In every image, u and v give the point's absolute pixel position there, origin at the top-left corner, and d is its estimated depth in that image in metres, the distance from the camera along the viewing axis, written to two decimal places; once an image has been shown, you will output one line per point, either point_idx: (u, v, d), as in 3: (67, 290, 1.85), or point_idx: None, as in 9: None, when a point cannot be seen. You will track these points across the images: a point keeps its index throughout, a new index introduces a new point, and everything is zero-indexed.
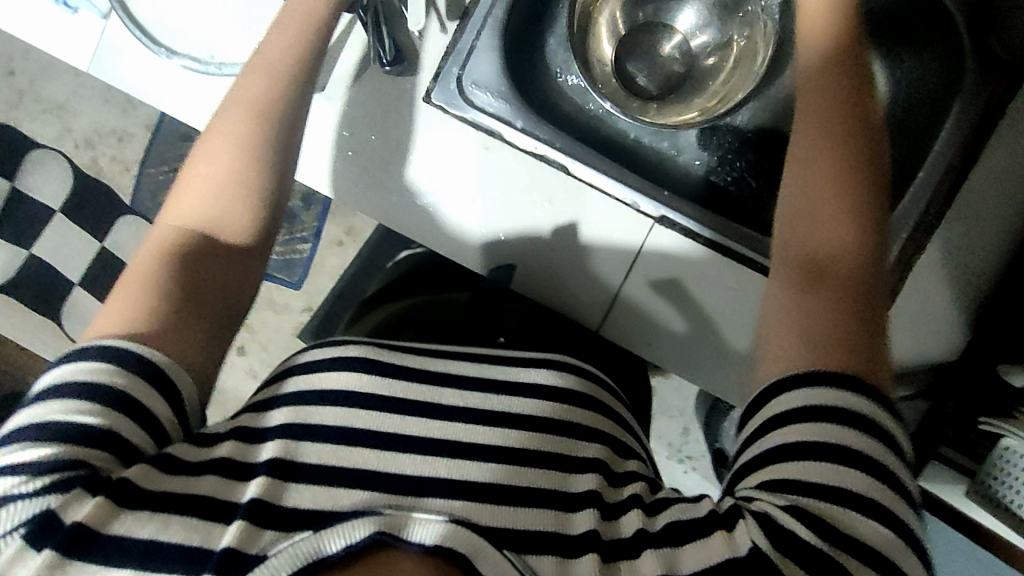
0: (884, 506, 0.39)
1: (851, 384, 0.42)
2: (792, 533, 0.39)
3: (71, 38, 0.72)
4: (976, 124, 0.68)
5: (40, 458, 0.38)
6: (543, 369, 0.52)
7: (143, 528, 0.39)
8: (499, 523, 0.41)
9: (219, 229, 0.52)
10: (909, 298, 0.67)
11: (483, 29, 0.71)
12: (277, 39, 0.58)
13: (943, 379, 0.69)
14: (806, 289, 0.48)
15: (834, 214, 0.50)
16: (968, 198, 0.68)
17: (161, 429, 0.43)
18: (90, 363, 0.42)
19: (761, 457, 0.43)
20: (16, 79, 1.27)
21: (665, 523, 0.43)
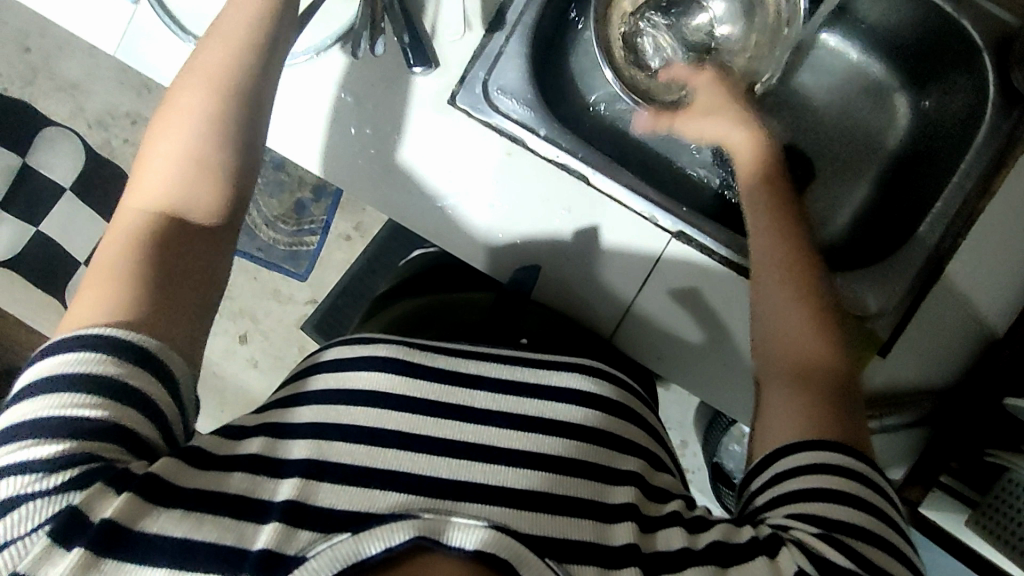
0: (895, 548, 0.43)
1: (841, 448, 0.46)
2: (828, 559, 0.40)
3: (97, 21, 0.72)
4: (999, 154, 0.68)
5: (53, 456, 0.38)
6: (572, 372, 0.52)
7: (176, 527, 0.39)
8: (539, 532, 0.41)
9: (185, 209, 0.50)
10: (925, 326, 0.68)
11: (513, 35, 0.72)
12: (232, 12, 0.56)
13: (945, 406, 0.68)
14: (788, 383, 0.51)
15: (799, 317, 0.54)
16: (991, 228, 0.67)
17: (164, 416, 0.43)
18: (83, 353, 0.41)
19: (783, 497, 0.45)
20: (31, 56, 1.21)
21: (709, 541, 0.43)
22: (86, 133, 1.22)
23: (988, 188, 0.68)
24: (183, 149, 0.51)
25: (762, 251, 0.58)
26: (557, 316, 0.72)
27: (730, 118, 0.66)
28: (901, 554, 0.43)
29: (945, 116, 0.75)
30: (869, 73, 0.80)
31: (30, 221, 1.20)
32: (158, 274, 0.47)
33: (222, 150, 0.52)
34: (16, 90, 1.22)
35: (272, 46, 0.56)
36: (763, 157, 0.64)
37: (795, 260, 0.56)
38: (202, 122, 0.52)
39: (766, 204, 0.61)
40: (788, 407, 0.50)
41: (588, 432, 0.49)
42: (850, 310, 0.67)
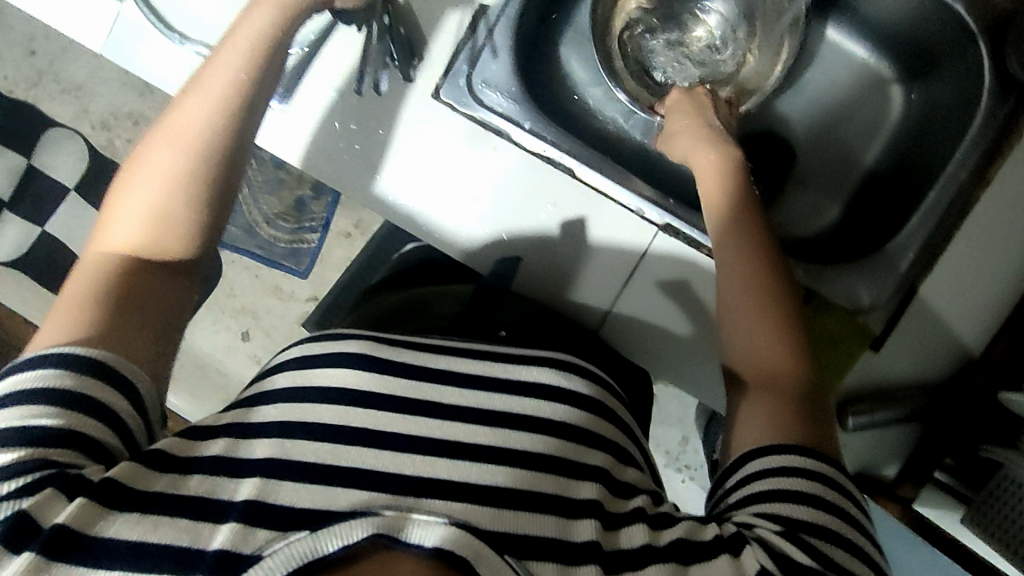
0: (858, 547, 0.42)
1: (805, 451, 0.46)
2: (788, 556, 0.40)
3: (86, 20, 0.73)
4: (993, 144, 0.66)
5: (7, 464, 0.39)
6: (546, 368, 0.52)
7: (131, 530, 0.39)
8: (499, 528, 0.41)
9: (170, 222, 0.51)
10: (915, 319, 0.67)
11: (497, 27, 0.71)
12: (249, 20, 0.57)
13: (940, 404, 0.67)
14: (758, 391, 0.51)
15: (766, 325, 0.53)
16: (980, 218, 0.67)
17: (125, 426, 0.43)
18: (44, 369, 0.41)
19: (751, 496, 0.45)
20: (36, 59, 1.22)
21: (672, 538, 0.43)
22: (89, 134, 1.23)
23: (983, 176, 0.66)
24: (154, 185, 0.51)
25: (726, 258, 0.56)
26: (540, 308, 0.71)
27: (693, 138, 0.65)
28: (865, 555, 0.42)
29: (941, 104, 0.73)
30: (866, 62, 0.79)
31: (34, 222, 1.21)
32: (121, 296, 0.47)
33: (188, 187, 0.51)
34: (21, 92, 1.23)
35: (257, 86, 0.55)
36: (727, 168, 0.61)
37: (759, 271, 0.55)
38: (175, 159, 0.52)
39: (731, 216, 0.58)
40: (759, 412, 0.49)
41: (557, 428, 0.49)
42: (843, 305, 0.66)
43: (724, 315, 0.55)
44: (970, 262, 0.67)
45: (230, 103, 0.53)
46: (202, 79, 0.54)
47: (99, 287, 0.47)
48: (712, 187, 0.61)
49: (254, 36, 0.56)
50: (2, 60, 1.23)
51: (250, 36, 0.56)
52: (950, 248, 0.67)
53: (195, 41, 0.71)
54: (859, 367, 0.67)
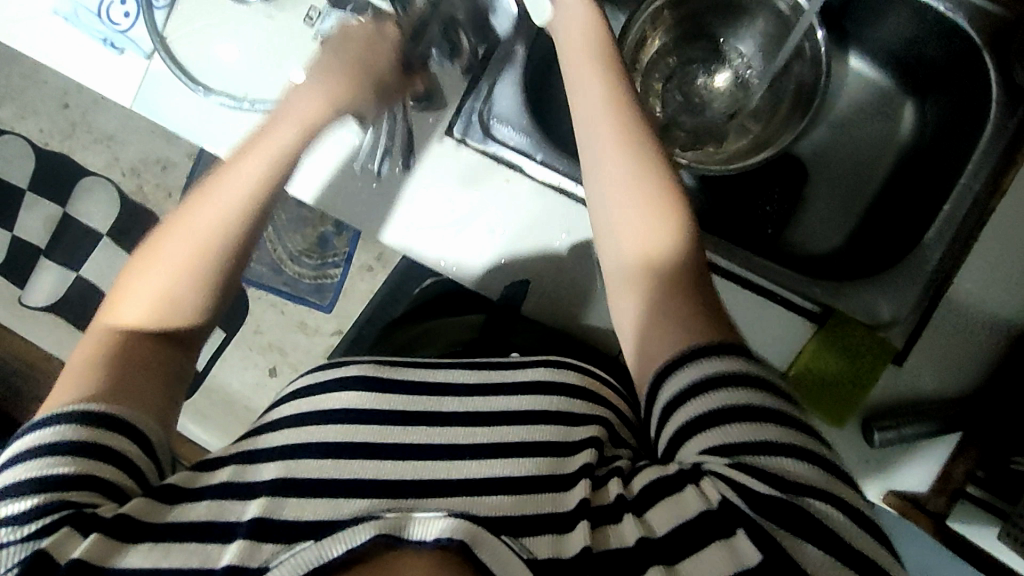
0: (808, 450, 0.41)
1: (723, 345, 0.45)
2: (746, 487, 0.39)
3: (117, 76, 0.77)
4: (1005, 153, 0.66)
5: (25, 510, 0.41)
6: (535, 366, 0.56)
7: (146, 558, 0.41)
8: (495, 514, 0.42)
9: (177, 300, 0.53)
10: (937, 334, 0.67)
11: (505, 70, 0.75)
12: (283, 124, 0.59)
13: (971, 412, 0.65)
14: (664, 294, 0.49)
15: (661, 226, 0.51)
16: (1002, 225, 0.67)
17: (140, 470, 0.45)
18: (59, 424, 0.44)
19: (688, 428, 0.43)
20: (70, 112, 1.29)
21: (641, 487, 0.44)
22: (120, 181, 1.28)
23: (999, 184, 0.66)
24: (171, 265, 0.53)
25: (630, 144, 0.53)
26: (552, 331, 0.73)
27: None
28: (816, 456, 0.41)
29: (953, 113, 0.73)
30: (874, 80, 0.80)
31: (70, 267, 1.26)
32: (128, 365, 0.49)
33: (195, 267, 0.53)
34: (56, 144, 1.29)
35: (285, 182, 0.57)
36: (592, 32, 0.59)
37: (645, 151, 0.53)
38: (201, 236, 0.53)
39: (604, 84, 0.56)
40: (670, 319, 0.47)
41: (552, 415, 0.51)
42: (860, 319, 0.68)
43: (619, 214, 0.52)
44: (987, 272, 0.67)
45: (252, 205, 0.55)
46: (234, 168, 0.56)
47: (106, 360, 0.49)
48: (586, 50, 0.58)
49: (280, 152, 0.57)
50: (38, 115, 1.29)
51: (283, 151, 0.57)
52: (967, 262, 0.67)
53: (219, 92, 0.74)
54: (882, 383, 0.68)
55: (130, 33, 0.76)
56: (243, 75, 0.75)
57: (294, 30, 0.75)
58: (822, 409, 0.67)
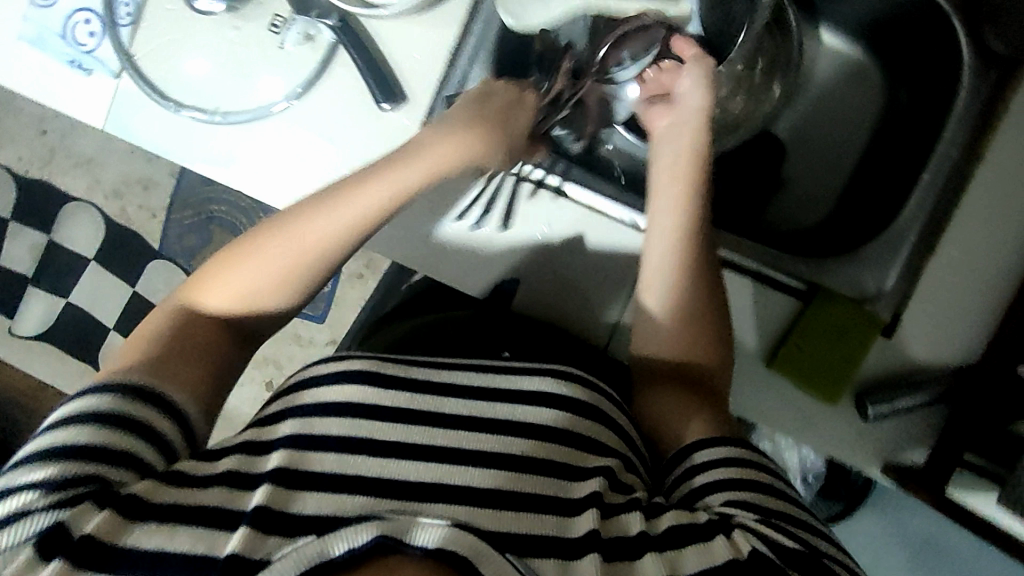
0: (807, 523, 0.48)
1: (745, 441, 0.53)
2: (767, 537, 0.44)
3: (85, 97, 0.75)
4: (980, 119, 0.66)
5: (58, 476, 0.44)
6: (548, 378, 0.53)
7: (150, 540, 0.42)
8: (500, 529, 0.43)
9: (254, 300, 0.60)
10: (926, 305, 0.67)
11: (476, 59, 0.72)
12: (425, 160, 0.63)
13: (964, 384, 0.65)
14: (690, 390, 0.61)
15: (703, 332, 0.63)
16: (983, 190, 0.66)
17: (169, 446, 0.49)
18: (104, 395, 0.48)
19: (715, 487, 0.49)
20: (48, 137, 1.29)
21: (667, 525, 0.45)
22: (103, 204, 1.28)
23: (975, 150, 0.66)
24: (265, 271, 0.59)
25: (687, 231, 0.64)
26: (544, 324, 0.72)
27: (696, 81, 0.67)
28: (818, 531, 0.48)
29: (928, 80, 0.73)
30: (847, 54, 0.80)
31: (55, 293, 1.25)
32: (189, 349, 0.56)
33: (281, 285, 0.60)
34: (37, 170, 1.29)
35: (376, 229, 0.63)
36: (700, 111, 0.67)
37: (696, 248, 0.64)
38: (300, 263, 0.60)
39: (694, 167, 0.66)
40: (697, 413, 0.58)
41: (564, 436, 0.51)
42: (846, 294, 0.68)
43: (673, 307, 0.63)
44: (973, 239, 0.66)
45: (342, 244, 0.61)
46: (337, 206, 0.60)
47: (175, 337, 0.56)
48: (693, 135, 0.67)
49: (395, 194, 0.61)
50: (15, 143, 1.30)
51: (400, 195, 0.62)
52: (950, 229, 0.67)
53: (190, 106, 0.74)
54: (873, 357, 0.67)
55: (97, 53, 0.75)
56: (210, 88, 0.74)
57: (258, 40, 0.74)
58: (816, 387, 0.67)
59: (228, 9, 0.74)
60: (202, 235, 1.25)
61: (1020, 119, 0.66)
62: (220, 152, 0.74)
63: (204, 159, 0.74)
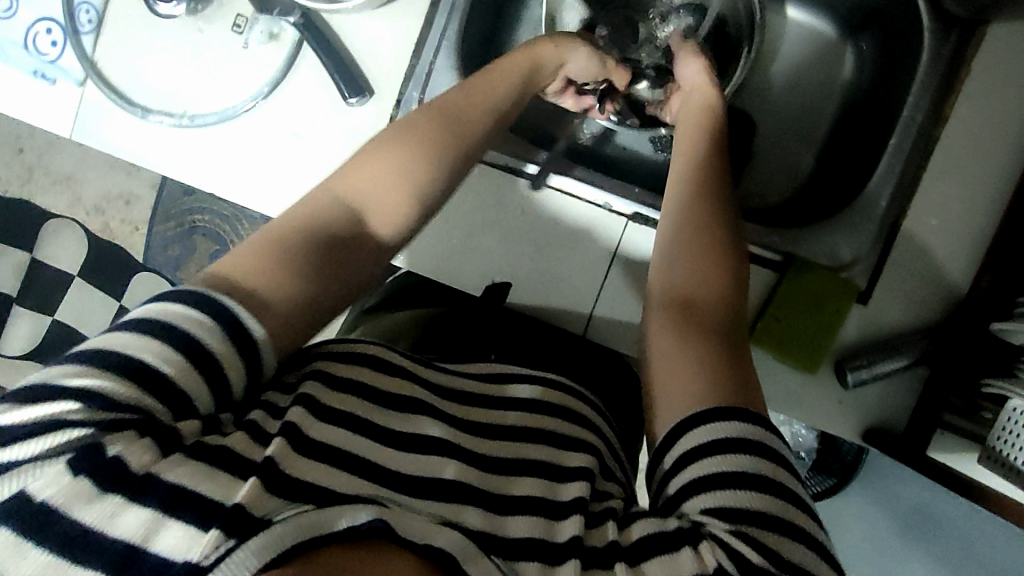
0: (797, 527, 0.42)
1: (741, 414, 0.46)
2: (738, 552, 0.40)
3: (51, 107, 0.75)
4: (941, 83, 0.67)
5: (106, 392, 0.39)
6: (528, 384, 0.54)
7: (172, 473, 0.39)
8: (494, 532, 0.43)
9: (375, 214, 0.56)
10: (900, 269, 0.67)
11: (440, 49, 0.72)
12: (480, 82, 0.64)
13: (943, 344, 0.65)
14: (684, 329, 0.54)
15: (708, 269, 0.57)
16: (950, 152, 0.67)
17: (228, 387, 0.45)
18: (186, 312, 0.44)
19: (694, 484, 0.44)
20: (26, 156, 1.29)
21: (640, 535, 0.43)
22: (85, 219, 1.28)
23: (939, 113, 0.67)
24: (395, 176, 0.56)
25: (697, 167, 0.64)
26: (532, 319, 0.73)
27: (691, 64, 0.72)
28: (808, 537, 0.42)
29: (890, 47, 0.73)
30: (810, 27, 0.80)
31: (44, 311, 1.15)
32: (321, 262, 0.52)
33: (418, 200, 0.57)
34: (17, 190, 1.29)
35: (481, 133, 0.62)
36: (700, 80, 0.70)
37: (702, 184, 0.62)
38: (417, 168, 0.57)
39: (697, 117, 0.68)
40: (695, 357, 0.51)
41: (547, 435, 0.51)
42: (822, 263, 0.68)
43: (668, 245, 0.59)
44: (944, 201, 0.67)
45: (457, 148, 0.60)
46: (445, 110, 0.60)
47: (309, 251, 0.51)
48: (698, 97, 0.69)
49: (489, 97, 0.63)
50: None
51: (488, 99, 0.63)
52: (919, 193, 0.67)
53: (156, 111, 0.73)
54: (849, 324, 0.68)
55: (59, 62, 0.74)
56: (176, 92, 0.74)
57: (222, 41, 0.74)
58: (796, 357, 0.67)
59: (190, 12, 0.74)
60: (186, 245, 1.25)
61: (981, 81, 0.66)
62: (189, 155, 0.74)
63: (173, 164, 0.74)
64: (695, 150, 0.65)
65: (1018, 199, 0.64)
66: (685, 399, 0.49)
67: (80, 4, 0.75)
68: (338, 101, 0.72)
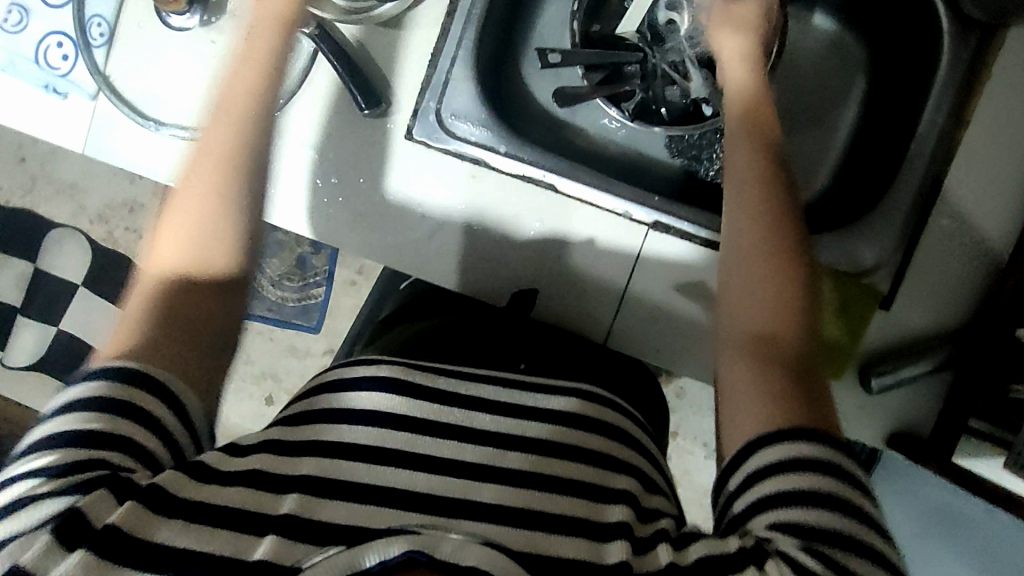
0: (874, 548, 0.42)
1: (811, 435, 0.46)
2: (807, 568, 0.40)
3: (65, 123, 0.75)
4: (962, 88, 0.67)
5: (58, 465, 0.41)
6: (568, 397, 0.53)
7: (177, 538, 0.40)
8: (531, 550, 0.42)
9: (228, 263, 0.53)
10: (924, 274, 0.67)
11: (457, 58, 0.72)
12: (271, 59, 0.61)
13: (967, 348, 0.65)
14: (759, 360, 0.51)
15: (774, 290, 0.54)
16: (972, 156, 0.67)
17: (174, 439, 0.45)
18: (98, 381, 0.45)
19: (760, 503, 0.45)
20: (28, 165, 1.26)
21: (697, 556, 0.43)
22: (90, 229, 1.25)
23: (961, 118, 0.67)
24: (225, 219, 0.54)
25: (756, 173, 0.59)
26: (567, 336, 0.72)
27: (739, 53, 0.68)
28: (887, 560, 0.42)
29: (908, 50, 0.73)
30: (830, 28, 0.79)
31: (48, 322, 1.23)
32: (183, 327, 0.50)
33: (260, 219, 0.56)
34: (19, 200, 1.26)
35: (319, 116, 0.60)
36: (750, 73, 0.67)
37: (767, 195, 0.58)
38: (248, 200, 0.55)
39: (754, 117, 0.63)
40: (765, 384, 0.49)
41: (587, 454, 0.50)
42: (845, 270, 0.68)
43: (733, 268, 0.56)
44: (968, 204, 0.67)
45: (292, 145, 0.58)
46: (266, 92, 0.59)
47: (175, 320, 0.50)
48: (745, 96, 0.65)
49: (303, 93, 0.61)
50: None
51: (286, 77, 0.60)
52: (944, 196, 0.67)
53: (170, 124, 0.73)
54: (873, 330, 0.68)
55: (71, 75, 0.74)
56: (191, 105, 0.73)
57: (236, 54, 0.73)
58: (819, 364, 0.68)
59: (202, 23, 0.73)
60: None
61: (1005, 85, 0.67)
62: None
63: None
64: (752, 158, 0.60)
65: None
66: (750, 427, 0.48)
67: (91, 17, 0.73)
68: (354, 112, 0.72)
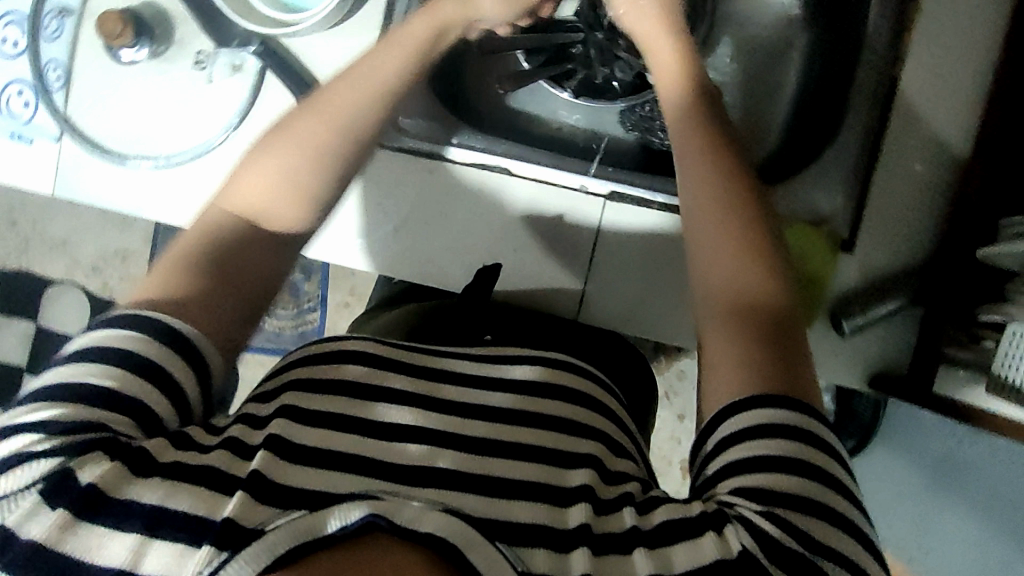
0: (844, 517, 0.42)
1: (787, 402, 0.46)
2: (766, 533, 0.41)
3: (32, 167, 0.77)
4: (895, 21, 0.68)
5: (61, 419, 0.42)
6: (528, 364, 0.55)
7: (153, 494, 0.41)
8: (490, 516, 0.43)
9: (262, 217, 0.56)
10: (884, 204, 0.68)
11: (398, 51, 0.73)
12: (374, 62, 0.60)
13: (932, 280, 0.66)
14: (739, 325, 0.51)
15: (729, 250, 0.54)
16: (913, 89, 0.67)
17: (189, 406, 0.48)
18: (144, 335, 0.46)
19: (727, 467, 0.46)
20: (19, 228, 1.30)
21: (659, 520, 0.44)
22: (84, 281, 1.28)
23: (898, 53, 0.68)
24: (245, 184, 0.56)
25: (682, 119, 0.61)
26: (538, 314, 0.74)
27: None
28: (860, 532, 0.42)
29: None
30: None
31: None
32: (216, 276, 0.53)
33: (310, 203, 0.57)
34: (15, 261, 1.30)
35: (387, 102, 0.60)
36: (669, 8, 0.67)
37: (701, 145, 0.59)
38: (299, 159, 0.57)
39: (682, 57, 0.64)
40: (739, 354, 0.50)
41: (545, 420, 0.51)
42: (803, 220, 0.69)
43: (692, 225, 0.56)
44: (916, 136, 0.67)
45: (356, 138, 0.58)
46: (348, 79, 0.59)
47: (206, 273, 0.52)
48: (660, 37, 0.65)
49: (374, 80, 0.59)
50: None
51: (372, 81, 0.59)
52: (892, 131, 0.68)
53: (134, 156, 0.75)
54: (838, 274, 0.68)
55: (34, 121, 0.76)
56: (152, 136, 0.75)
57: (187, 77, 0.75)
58: None
59: (152, 54, 0.75)
60: None
61: (939, 10, 0.67)
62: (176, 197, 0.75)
63: (157, 205, 0.76)
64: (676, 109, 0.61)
65: (988, 125, 0.65)
66: (731, 390, 0.48)
67: (47, 64, 0.76)
68: None
